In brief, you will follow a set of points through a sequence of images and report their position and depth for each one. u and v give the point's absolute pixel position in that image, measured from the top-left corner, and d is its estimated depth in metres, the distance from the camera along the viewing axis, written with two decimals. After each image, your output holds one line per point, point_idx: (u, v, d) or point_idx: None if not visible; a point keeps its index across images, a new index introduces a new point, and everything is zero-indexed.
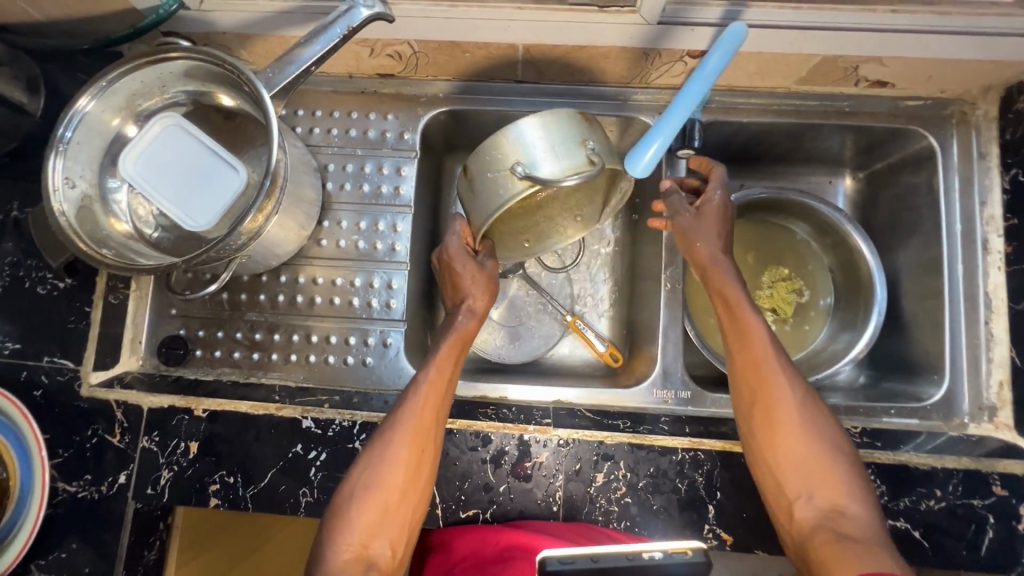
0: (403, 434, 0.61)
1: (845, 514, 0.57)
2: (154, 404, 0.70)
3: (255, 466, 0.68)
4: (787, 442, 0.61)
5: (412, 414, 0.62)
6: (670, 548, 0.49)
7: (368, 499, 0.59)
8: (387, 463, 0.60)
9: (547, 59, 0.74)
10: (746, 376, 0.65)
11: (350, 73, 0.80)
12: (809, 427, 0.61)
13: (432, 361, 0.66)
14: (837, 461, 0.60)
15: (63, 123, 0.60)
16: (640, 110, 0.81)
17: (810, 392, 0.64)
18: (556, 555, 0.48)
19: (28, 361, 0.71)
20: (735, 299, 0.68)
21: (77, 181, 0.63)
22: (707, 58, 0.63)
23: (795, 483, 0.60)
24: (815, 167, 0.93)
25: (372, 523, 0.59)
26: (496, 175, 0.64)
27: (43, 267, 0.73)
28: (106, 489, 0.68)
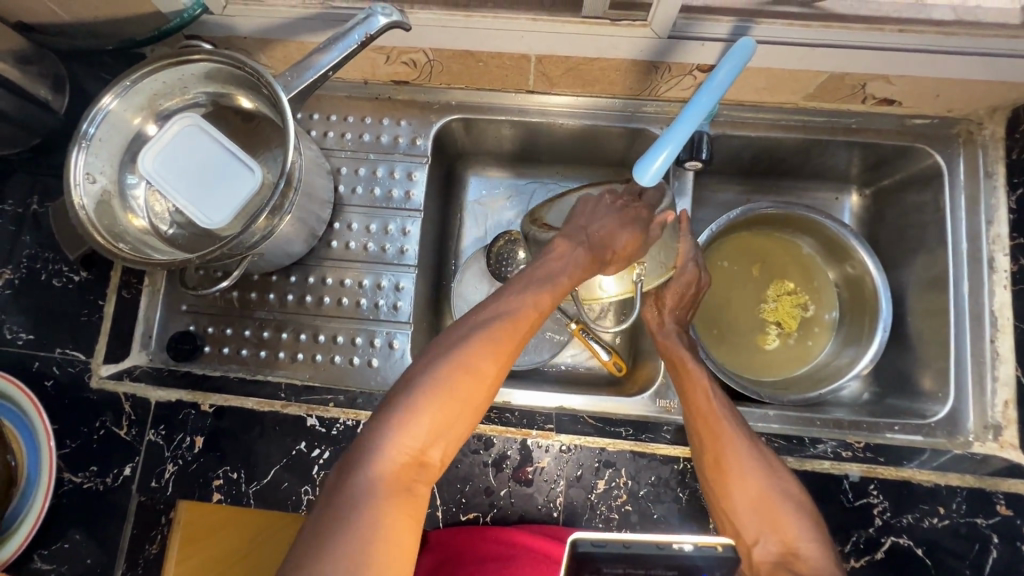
0: (506, 335, 0.57)
1: (804, 557, 0.55)
2: (162, 398, 0.71)
3: (259, 463, 0.69)
4: (739, 489, 0.60)
5: (514, 325, 0.58)
6: (699, 543, 0.55)
7: (447, 390, 0.53)
8: (481, 367, 0.54)
9: (559, 69, 0.75)
10: (697, 429, 0.65)
11: (365, 79, 0.82)
12: (761, 474, 0.60)
13: (555, 276, 0.62)
14: (794, 507, 0.59)
15: (86, 120, 0.62)
16: (648, 122, 0.82)
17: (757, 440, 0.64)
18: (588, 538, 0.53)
19: (41, 352, 0.72)
20: (682, 358, 0.71)
21: (98, 176, 0.65)
22: (715, 70, 0.61)
23: (750, 527, 0.58)
24: (821, 183, 0.94)
25: (439, 423, 0.52)
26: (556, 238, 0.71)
27: (59, 260, 0.74)
28: (111, 481, 0.69)
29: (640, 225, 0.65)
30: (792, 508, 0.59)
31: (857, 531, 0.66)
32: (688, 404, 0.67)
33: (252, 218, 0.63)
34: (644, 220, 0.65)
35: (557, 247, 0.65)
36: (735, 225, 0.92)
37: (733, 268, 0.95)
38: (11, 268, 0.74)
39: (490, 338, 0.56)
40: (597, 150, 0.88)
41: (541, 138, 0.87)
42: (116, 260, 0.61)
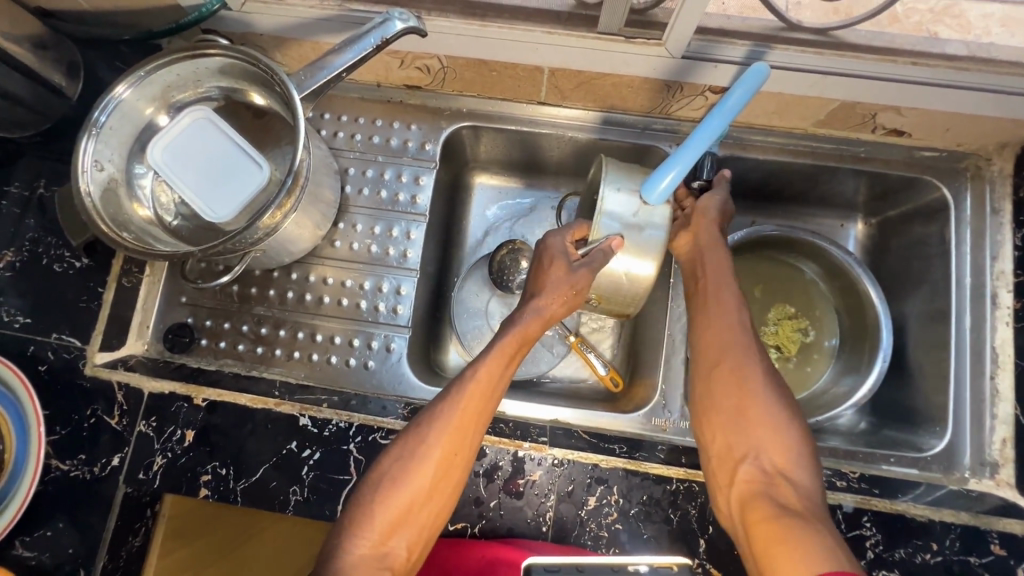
0: (443, 426, 0.62)
1: (787, 477, 0.59)
2: (155, 389, 0.71)
3: (249, 460, 0.68)
4: (737, 398, 0.64)
5: (458, 416, 0.62)
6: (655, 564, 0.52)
7: (393, 486, 0.60)
8: (427, 458, 0.61)
9: (571, 83, 0.76)
10: (710, 347, 0.68)
11: (378, 82, 0.82)
12: (770, 403, 0.63)
13: (486, 356, 0.64)
14: (788, 425, 0.62)
15: (98, 108, 0.62)
16: (656, 140, 0.82)
17: (771, 370, 0.66)
18: (543, 564, 0.50)
19: (37, 336, 0.72)
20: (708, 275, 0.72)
21: (106, 164, 0.65)
22: (727, 94, 0.64)
23: (745, 443, 0.62)
24: (826, 210, 0.94)
25: (394, 519, 0.59)
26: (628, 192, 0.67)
27: (61, 246, 0.74)
28: (98, 471, 0.68)
29: (574, 297, 0.67)
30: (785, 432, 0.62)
31: None
32: (705, 322, 0.69)
33: (257, 215, 0.64)
34: (578, 290, 0.67)
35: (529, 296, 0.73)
36: (739, 246, 0.93)
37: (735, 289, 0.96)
38: (13, 250, 0.74)
39: (432, 428, 0.61)
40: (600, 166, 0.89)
41: (550, 150, 0.87)
42: (119, 249, 0.61)
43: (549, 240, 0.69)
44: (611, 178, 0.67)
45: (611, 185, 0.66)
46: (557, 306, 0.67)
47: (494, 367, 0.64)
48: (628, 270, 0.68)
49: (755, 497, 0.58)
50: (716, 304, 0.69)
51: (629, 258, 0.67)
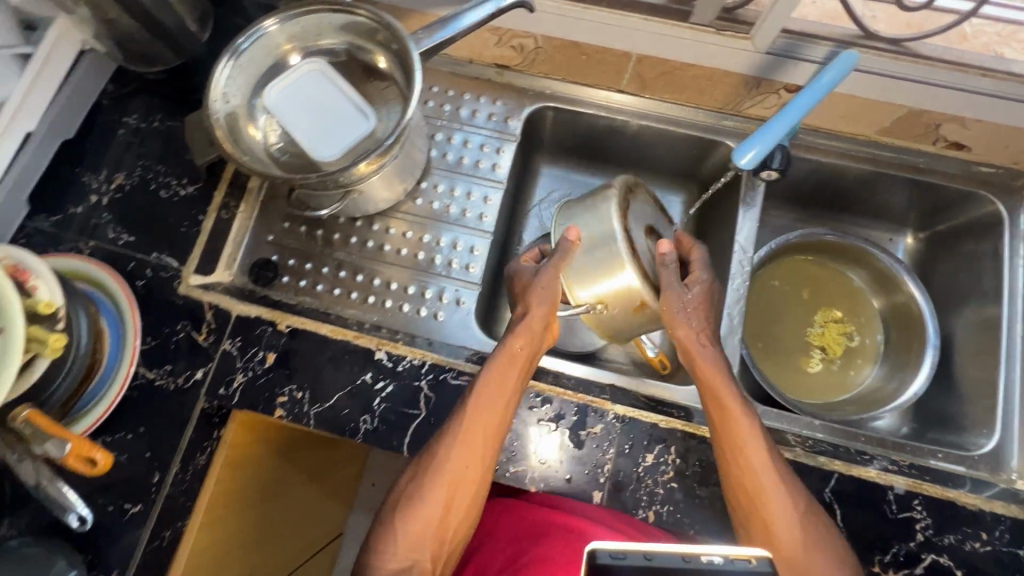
0: (449, 454, 0.64)
1: None
2: (243, 312, 0.75)
3: (325, 386, 0.72)
4: (780, 543, 0.61)
5: (461, 439, 0.65)
6: (731, 555, 0.43)
7: (412, 511, 0.63)
8: (438, 481, 0.64)
9: (655, 72, 0.82)
10: (739, 491, 0.64)
11: (471, 58, 0.89)
12: (811, 547, 0.61)
13: (483, 379, 0.67)
14: (830, 561, 0.60)
15: (244, 35, 0.69)
16: (726, 134, 0.87)
17: (804, 507, 0.63)
18: (607, 549, 0.43)
19: (138, 254, 0.77)
20: (721, 395, 0.67)
21: (235, 89, 0.71)
22: (822, 73, 0.70)
23: None
24: (878, 222, 0.98)
25: (418, 540, 0.62)
26: (581, 210, 0.70)
27: (169, 175, 0.80)
28: (182, 382, 0.72)
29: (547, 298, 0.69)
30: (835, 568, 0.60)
31: (898, 543, 0.66)
32: (727, 466, 0.64)
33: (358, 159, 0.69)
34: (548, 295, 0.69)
35: None
36: (791, 247, 0.97)
37: (783, 288, 0.99)
38: (125, 175, 0.80)
39: (441, 453, 0.64)
40: (668, 159, 0.94)
41: (621, 140, 0.92)
42: (232, 162, 0.66)
43: (520, 267, 0.74)
44: (565, 215, 0.71)
45: (563, 217, 0.71)
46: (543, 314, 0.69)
47: (486, 392, 0.66)
48: (608, 278, 0.67)
49: None
50: (731, 443, 0.65)
51: (591, 250, 0.68)
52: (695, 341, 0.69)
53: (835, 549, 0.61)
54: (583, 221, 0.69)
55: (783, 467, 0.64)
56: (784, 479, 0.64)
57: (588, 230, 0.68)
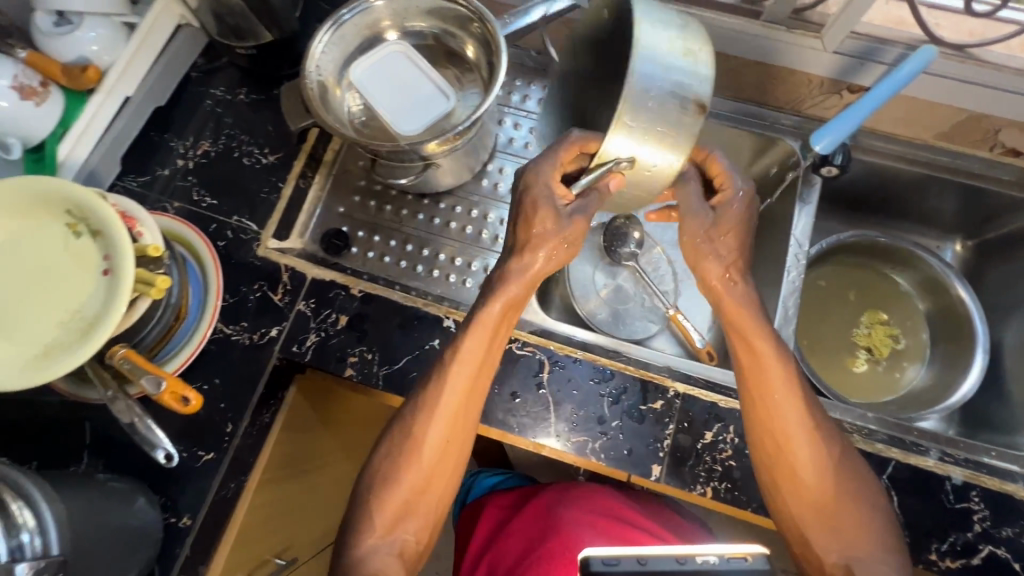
0: (429, 425, 0.66)
1: (869, 558, 0.60)
2: (318, 275, 0.78)
3: (394, 350, 0.75)
4: (805, 489, 0.63)
5: (439, 412, 0.66)
6: (726, 553, 0.43)
7: (398, 480, 0.65)
8: (415, 453, 0.66)
9: (721, 67, 0.85)
10: (763, 442, 0.65)
11: (541, 49, 0.93)
12: (835, 491, 0.63)
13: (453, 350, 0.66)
14: (856, 500, 0.62)
15: (347, 6, 0.73)
16: (784, 134, 0.88)
17: (824, 451, 0.64)
18: (600, 555, 0.42)
19: (220, 216, 0.81)
20: (748, 335, 0.66)
21: (329, 57, 0.76)
22: (900, 66, 0.71)
23: (821, 535, 0.62)
24: (926, 229, 1.00)
25: (406, 509, 0.65)
26: (665, 37, 0.54)
27: (253, 144, 0.84)
28: (258, 338, 0.75)
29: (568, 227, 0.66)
30: (857, 507, 0.62)
31: (956, 532, 0.67)
32: (755, 414, 0.65)
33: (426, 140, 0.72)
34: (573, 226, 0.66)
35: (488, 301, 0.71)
36: (840, 248, 0.99)
37: (830, 288, 1.01)
38: (211, 142, 0.84)
39: (423, 427, 0.66)
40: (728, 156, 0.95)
41: None
42: (319, 122, 0.70)
43: (530, 173, 0.66)
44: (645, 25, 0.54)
45: (645, 32, 0.54)
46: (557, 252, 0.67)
47: (456, 365, 0.66)
48: (659, 145, 0.56)
49: None
50: (760, 387, 0.65)
51: (665, 111, 0.54)
52: (723, 281, 0.69)
53: (858, 487, 0.63)
54: (669, 60, 0.54)
55: (810, 406, 0.65)
56: (813, 418, 0.64)
57: (672, 77, 0.54)
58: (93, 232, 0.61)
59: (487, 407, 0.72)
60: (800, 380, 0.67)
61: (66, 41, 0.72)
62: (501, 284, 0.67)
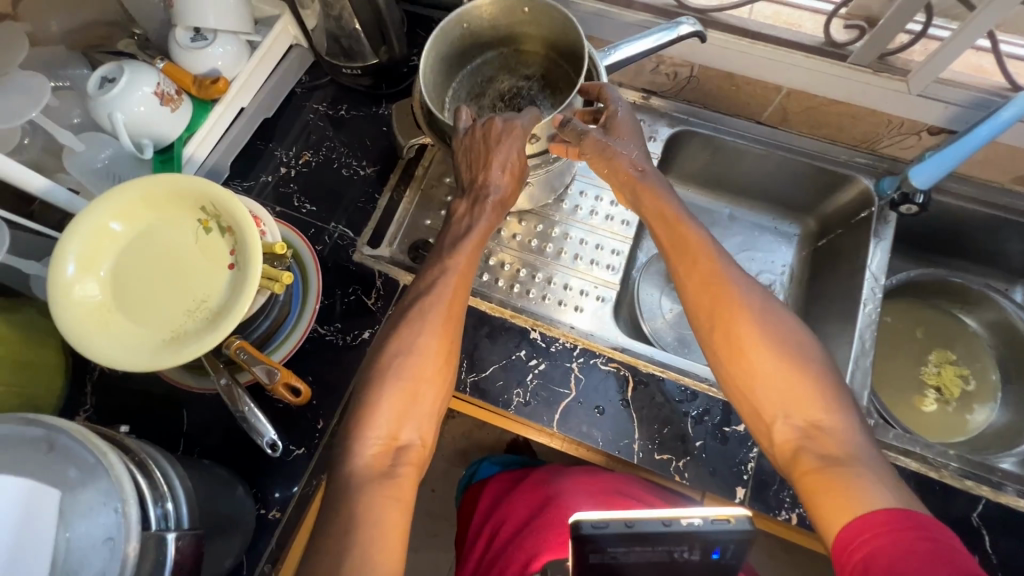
0: (434, 326, 0.64)
1: (822, 424, 0.56)
2: (411, 282, 0.82)
3: (482, 358, 0.77)
4: (750, 359, 0.60)
5: (440, 310, 0.65)
6: (711, 516, 0.50)
7: (398, 383, 0.62)
8: (409, 338, 0.64)
9: (800, 106, 0.89)
10: (703, 313, 0.64)
11: (622, 82, 0.99)
12: (789, 357, 0.59)
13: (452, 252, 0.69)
14: (807, 362, 0.59)
15: None
16: (858, 171, 0.92)
17: (768, 315, 0.62)
18: (591, 520, 0.51)
19: (319, 222, 0.85)
20: (672, 216, 0.68)
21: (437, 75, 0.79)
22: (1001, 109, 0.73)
23: (771, 405, 0.59)
24: (994, 272, 1.00)
25: (401, 415, 0.61)
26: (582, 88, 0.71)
27: (351, 156, 0.89)
28: (350, 339, 0.78)
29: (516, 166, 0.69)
30: (813, 382, 0.58)
31: None
32: (689, 287, 0.65)
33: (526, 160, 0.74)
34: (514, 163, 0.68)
35: (460, 211, 0.72)
36: (909, 285, 1.00)
37: (896, 325, 1.01)
38: (313, 153, 0.90)
39: (421, 325, 0.64)
40: (795, 189, 0.99)
41: (751, 167, 0.98)
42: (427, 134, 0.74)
43: (514, 122, 0.68)
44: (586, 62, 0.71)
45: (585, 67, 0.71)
46: (507, 185, 0.70)
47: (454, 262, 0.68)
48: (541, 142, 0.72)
49: (799, 456, 0.56)
50: (688, 262, 0.66)
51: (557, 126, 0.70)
52: (629, 176, 0.72)
53: (812, 353, 0.60)
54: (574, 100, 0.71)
55: (740, 273, 0.64)
56: (743, 287, 0.63)
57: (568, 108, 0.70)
58: (222, 228, 0.65)
59: (571, 419, 0.74)
60: (726, 254, 0.67)
61: (200, 55, 0.78)
62: (474, 217, 0.70)
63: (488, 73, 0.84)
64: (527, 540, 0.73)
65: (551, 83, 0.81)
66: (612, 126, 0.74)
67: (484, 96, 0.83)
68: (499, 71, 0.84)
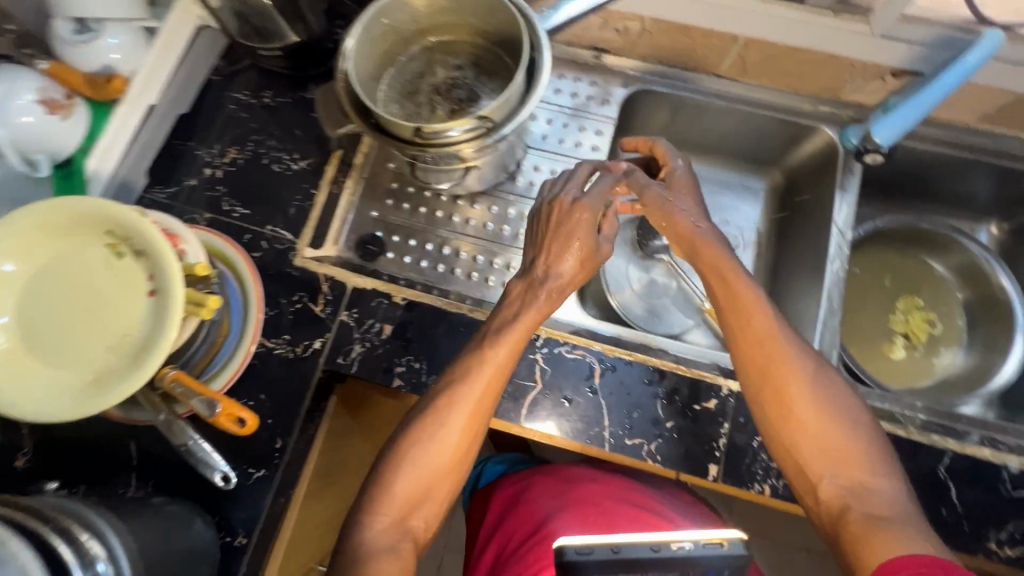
0: (459, 408, 0.63)
1: (870, 490, 0.55)
2: (359, 284, 0.76)
3: (441, 357, 0.73)
4: (799, 418, 0.59)
5: (468, 389, 0.64)
6: (702, 539, 0.49)
7: (417, 466, 0.62)
8: (437, 419, 0.63)
9: (758, 55, 0.83)
10: (750, 363, 0.63)
11: (570, 41, 0.91)
12: (838, 420, 0.59)
13: (499, 333, 0.66)
14: (852, 427, 0.58)
15: None
16: (820, 120, 0.88)
17: (821, 375, 0.61)
18: (575, 547, 0.49)
19: (253, 226, 0.78)
20: (727, 271, 0.66)
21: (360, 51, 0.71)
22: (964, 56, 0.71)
23: (815, 462, 0.58)
24: (961, 212, 0.99)
25: (414, 493, 0.62)
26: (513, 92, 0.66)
27: (281, 149, 0.82)
28: (301, 351, 0.74)
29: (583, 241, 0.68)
30: (861, 446, 0.58)
31: (1013, 521, 0.67)
32: (739, 337, 0.64)
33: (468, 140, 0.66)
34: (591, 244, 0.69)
35: (513, 289, 0.69)
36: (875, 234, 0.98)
37: (864, 275, 1.00)
38: (238, 149, 0.82)
39: (448, 405, 0.63)
40: (758, 143, 0.95)
41: (711, 123, 0.93)
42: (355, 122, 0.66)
43: (582, 202, 0.69)
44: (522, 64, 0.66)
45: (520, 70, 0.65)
46: (568, 265, 0.68)
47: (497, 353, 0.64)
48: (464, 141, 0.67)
49: (845, 516, 0.54)
50: (737, 312, 0.64)
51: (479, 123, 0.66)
52: (690, 228, 0.70)
53: (862, 420, 0.59)
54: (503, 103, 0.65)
55: (793, 331, 0.63)
56: (794, 345, 0.62)
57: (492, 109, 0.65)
58: (136, 252, 0.59)
59: (538, 412, 0.72)
60: (779, 312, 0.65)
61: (87, 50, 0.72)
62: (526, 303, 0.67)
63: (417, 70, 0.77)
64: (529, 556, 0.68)
65: (485, 70, 0.76)
66: (672, 181, 0.75)
67: (418, 94, 0.76)
68: (428, 64, 0.77)
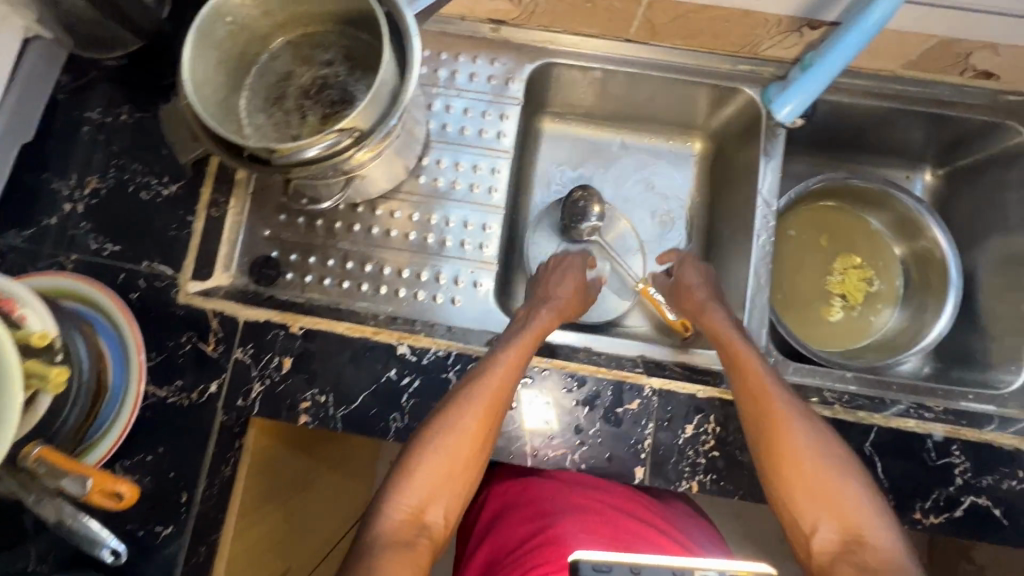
0: (473, 407, 0.63)
1: (865, 543, 0.57)
2: (252, 317, 0.70)
3: (349, 387, 0.69)
4: (798, 464, 0.61)
5: (475, 394, 0.64)
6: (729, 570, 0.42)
7: (432, 462, 0.62)
8: (447, 424, 0.63)
9: (666, 17, 0.75)
10: (752, 407, 0.65)
11: (463, 15, 0.82)
12: (838, 470, 0.61)
13: (508, 344, 0.67)
14: (854, 478, 0.61)
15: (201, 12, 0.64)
16: (740, 81, 0.81)
17: (821, 426, 0.64)
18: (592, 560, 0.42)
19: (127, 264, 0.71)
20: (728, 336, 0.70)
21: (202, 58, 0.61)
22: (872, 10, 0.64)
23: (810, 510, 0.60)
24: (895, 161, 0.94)
25: (428, 492, 0.62)
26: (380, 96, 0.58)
27: (147, 172, 0.73)
28: (196, 397, 0.69)
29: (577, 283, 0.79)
30: (857, 499, 0.59)
31: (939, 488, 0.67)
32: (741, 383, 0.66)
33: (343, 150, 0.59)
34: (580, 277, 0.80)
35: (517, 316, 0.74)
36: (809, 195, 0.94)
37: (801, 237, 0.96)
38: (98, 177, 0.73)
39: (460, 404, 0.63)
40: (679, 109, 0.88)
41: (627, 92, 0.86)
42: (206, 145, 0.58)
43: (570, 254, 0.82)
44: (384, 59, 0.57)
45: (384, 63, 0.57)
46: (565, 293, 0.77)
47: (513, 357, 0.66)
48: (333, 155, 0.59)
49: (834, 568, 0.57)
50: (741, 360, 0.68)
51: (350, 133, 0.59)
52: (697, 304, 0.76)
53: (863, 473, 0.61)
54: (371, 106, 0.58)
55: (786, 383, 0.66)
56: (787, 396, 0.65)
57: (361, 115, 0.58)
58: None
59: None
60: (776, 371, 0.68)
61: None
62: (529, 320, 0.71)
63: (283, 70, 0.69)
64: (526, 556, 0.63)
65: (358, 63, 0.67)
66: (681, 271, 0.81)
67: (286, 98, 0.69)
68: (293, 62, 0.69)
